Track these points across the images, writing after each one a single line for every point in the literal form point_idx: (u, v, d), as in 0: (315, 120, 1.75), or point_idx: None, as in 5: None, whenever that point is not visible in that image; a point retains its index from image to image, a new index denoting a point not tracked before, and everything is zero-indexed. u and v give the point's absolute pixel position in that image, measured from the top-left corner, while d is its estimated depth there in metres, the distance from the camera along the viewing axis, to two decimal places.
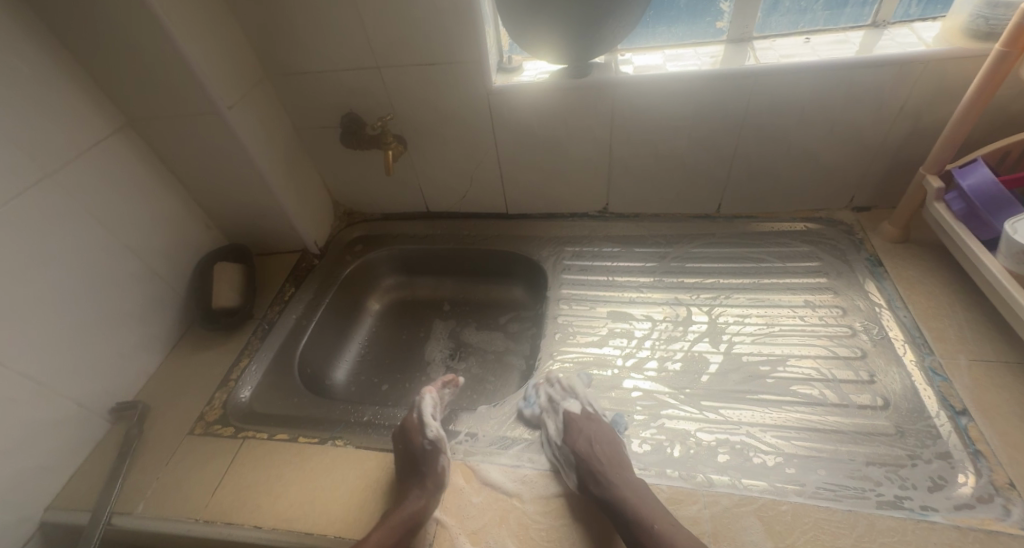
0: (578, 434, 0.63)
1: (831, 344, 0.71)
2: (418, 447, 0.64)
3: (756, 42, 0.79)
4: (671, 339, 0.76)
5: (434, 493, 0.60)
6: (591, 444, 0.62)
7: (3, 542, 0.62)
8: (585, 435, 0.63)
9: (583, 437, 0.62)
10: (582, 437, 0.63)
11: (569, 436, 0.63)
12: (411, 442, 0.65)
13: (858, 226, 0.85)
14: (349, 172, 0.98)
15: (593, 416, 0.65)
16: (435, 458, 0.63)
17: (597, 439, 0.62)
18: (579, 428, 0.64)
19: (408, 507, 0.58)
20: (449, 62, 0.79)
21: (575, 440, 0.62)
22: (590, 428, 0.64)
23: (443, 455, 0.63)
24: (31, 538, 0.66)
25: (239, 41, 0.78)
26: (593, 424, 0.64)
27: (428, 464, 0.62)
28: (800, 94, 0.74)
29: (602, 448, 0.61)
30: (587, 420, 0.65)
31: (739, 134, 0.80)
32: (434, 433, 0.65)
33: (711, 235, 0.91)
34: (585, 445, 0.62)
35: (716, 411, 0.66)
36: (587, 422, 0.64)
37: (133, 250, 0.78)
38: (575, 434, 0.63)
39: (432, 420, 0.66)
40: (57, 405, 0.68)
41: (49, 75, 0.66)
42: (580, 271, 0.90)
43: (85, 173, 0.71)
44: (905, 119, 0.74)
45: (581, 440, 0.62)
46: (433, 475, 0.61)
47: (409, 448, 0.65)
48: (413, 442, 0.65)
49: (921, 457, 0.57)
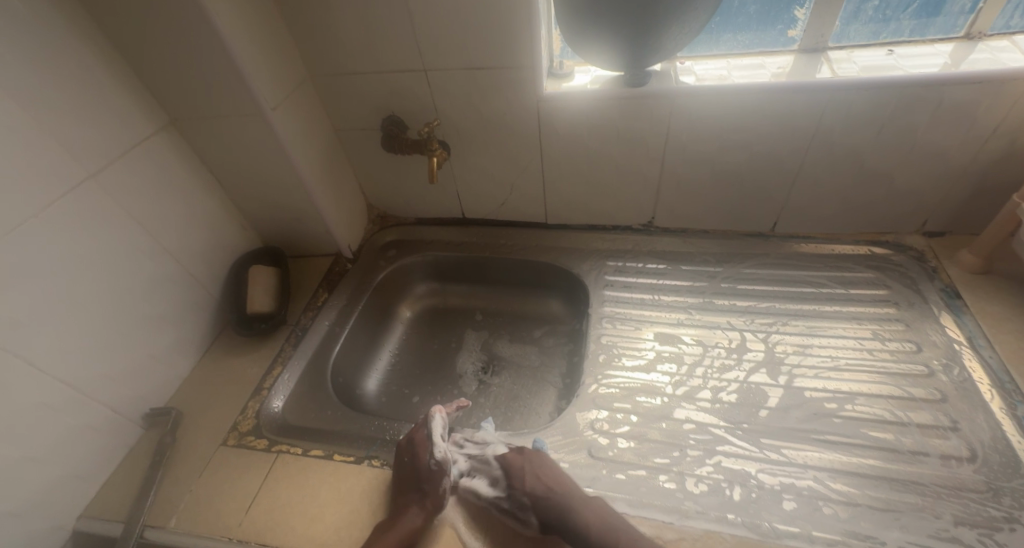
0: (523, 472, 0.61)
1: (904, 383, 0.65)
2: (422, 467, 0.61)
3: (830, 53, 0.73)
4: (725, 368, 0.71)
5: (433, 513, 0.59)
6: (537, 480, 0.59)
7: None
8: (531, 472, 0.60)
9: (530, 474, 0.60)
10: (527, 475, 0.60)
11: (510, 477, 0.61)
12: (417, 460, 0.62)
13: (929, 252, 0.79)
14: (386, 176, 0.95)
15: (527, 451, 0.63)
16: (439, 481, 0.61)
17: (540, 473, 0.60)
18: (516, 469, 0.61)
19: (406, 524, 0.58)
20: (499, 66, 0.75)
21: (522, 477, 0.60)
22: (532, 464, 0.61)
23: (446, 478, 0.62)
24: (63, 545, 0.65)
25: (284, 41, 0.76)
26: (534, 459, 0.62)
27: (432, 485, 0.60)
28: (879, 111, 0.68)
29: (550, 480, 0.59)
30: (530, 456, 0.62)
31: (806, 151, 0.75)
32: (440, 456, 0.62)
33: (765, 254, 0.86)
34: (532, 481, 0.59)
35: (777, 450, 0.61)
36: (520, 461, 0.62)
37: (169, 251, 0.76)
38: (521, 472, 0.61)
39: (440, 439, 0.64)
40: (90, 409, 0.67)
41: (95, 73, 0.65)
42: (623, 288, 0.85)
43: (127, 174, 0.69)
44: (994, 141, 0.68)
45: (530, 478, 0.60)
46: (435, 496, 0.60)
47: (413, 465, 0.62)
48: (418, 458, 0.62)
49: (1018, 521, 0.52)
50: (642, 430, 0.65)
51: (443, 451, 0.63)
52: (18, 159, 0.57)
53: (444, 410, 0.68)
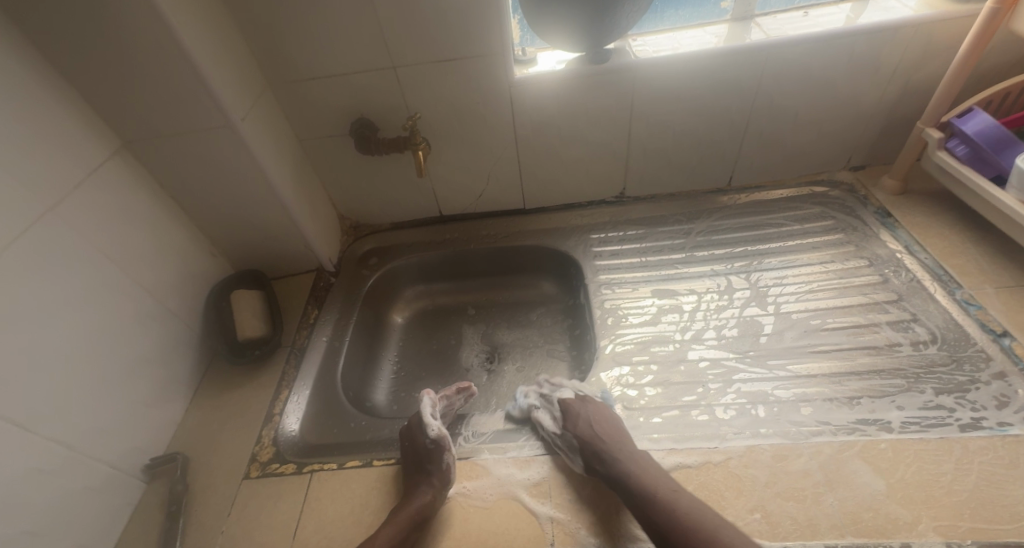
0: (576, 418, 0.64)
1: (867, 291, 0.76)
2: (422, 447, 0.63)
3: (759, 19, 0.84)
4: (721, 308, 0.78)
5: (441, 490, 0.60)
6: (590, 425, 0.62)
7: None
8: (585, 419, 0.63)
9: (583, 420, 0.63)
10: (581, 420, 0.63)
11: (568, 420, 0.64)
12: (416, 442, 0.64)
13: (858, 184, 0.92)
14: (357, 182, 0.94)
15: (588, 399, 0.67)
16: (439, 457, 0.62)
17: (596, 419, 0.63)
18: (574, 411, 0.65)
19: (416, 502, 0.58)
20: (468, 56, 0.77)
21: (574, 420, 0.64)
22: (586, 411, 0.64)
23: (447, 453, 0.62)
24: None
25: (241, 50, 0.73)
26: (591, 405, 0.66)
27: (433, 463, 0.61)
28: (809, 66, 0.79)
29: (602, 427, 0.62)
30: (586, 402, 0.66)
31: (752, 109, 0.84)
32: (435, 433, 0.63)
33: (727, 206, 0.95)
34: (584, 427, 0.62)
35: (784, 368, 0.69)
36: (578, 405, 0.66)
37: (142, 285, 0.70)
38: (575, 415, 0.64)
39: (433, 418, 0.65)
40: (85, 467, 0.60)
41: (34, 98, 0.59)
42: (611, 256, 0.90)
43: (84, 206, 0.63)
44: (897, 81, 0.81)
45: (583, 425, 0.63)
46: (440, 473, 0.61)
47: (413, 448, 0.64)
48: (416, 440, 0.64)
49: (981, 380, 0.63)
50: (665, 375, 0.70)
51: (437, 429, 0.63)
52: None
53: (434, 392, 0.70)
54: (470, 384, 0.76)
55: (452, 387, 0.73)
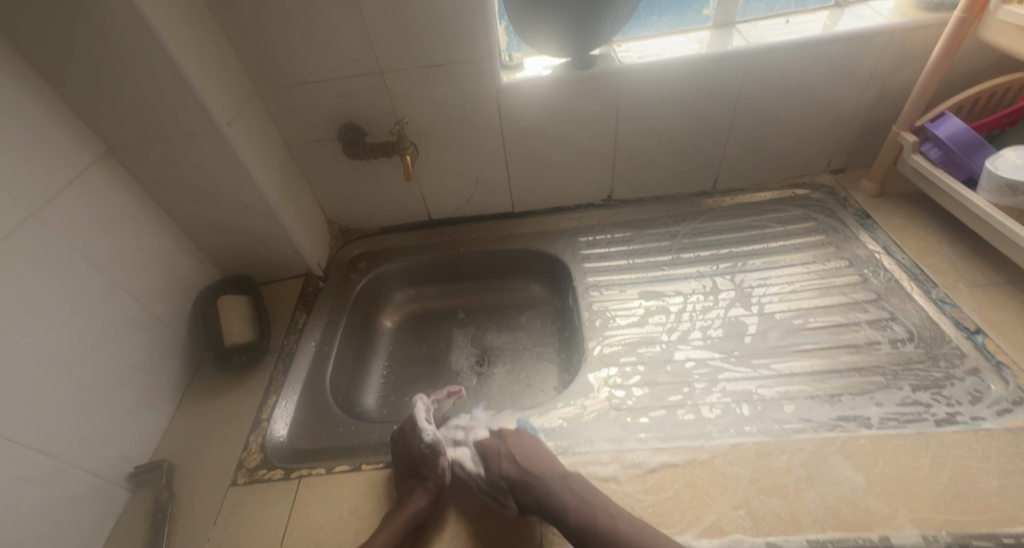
0: (498, 455, 0.62)
1: (848, 291, 0.78)
2: (417, 451, 0.63)
3: (739, 26, 0.86)
4: (707, 309, 0.80)
5: (437, 494, 0.60)
6: (512, 461, 0.61)
7: None
8: (508, 455, 0.62)
9: (506, 457, 0.62)
10: (505, 457, 0.62)
11: (489, 460, 0.63)
12: (410, 447, 0.64)
13: (839, 186, 0.94)
14: (345, 186, 0.94)
15: (507, 434, 0.65)
16: (435, 462, 0.62)
17: (518, 452, 0.62)
18: (495, 449, 0.63)
19: (411, 507, 0.58)
20: (455, 62, 0.78)
21: (495, 458, 0.62)
22: (509, 445, 0.63)
23: (442, 458, 0.63)
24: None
25: (228, 55, 0.73)
26: (518, 436, 0.64)
27: (428, 468, 0.61)
28: (788, 71, 0.81)
29: (526, 461, 0.60)
30: (513, 434, 0.65)
31: (734, 113, 0.86)
32: (430, 438, 0.63)
33: (712, 209, 0.96)
34: (508, 465, 0.61)
35: (768, 367, 0.70)
36: (496, 443, 0.64)
37: (127, 292, 0.70)
38: (496, 452, 0.63)
39: (428, 423, 0.65)
40: (69, 476, 0.59)
41: (16, 104, 0.58)
42: (599, 258, 0.91)
43: (66, 212, 0.63)
44: (873, 86, 0.83)
45: (506, 460, 0.61)
46: (435, 478, 0.61)
47: (407, 453, 0.64)
48: (410, 445, 0.64)
49: (956, 376, 0.65)
50: (652, 376, 0.71)
51: (433, 434, 0.64)
52: None
53: (427, 397, 0.71)
54: (461, 387, 0.76)
55: (444, 390, 0.73)
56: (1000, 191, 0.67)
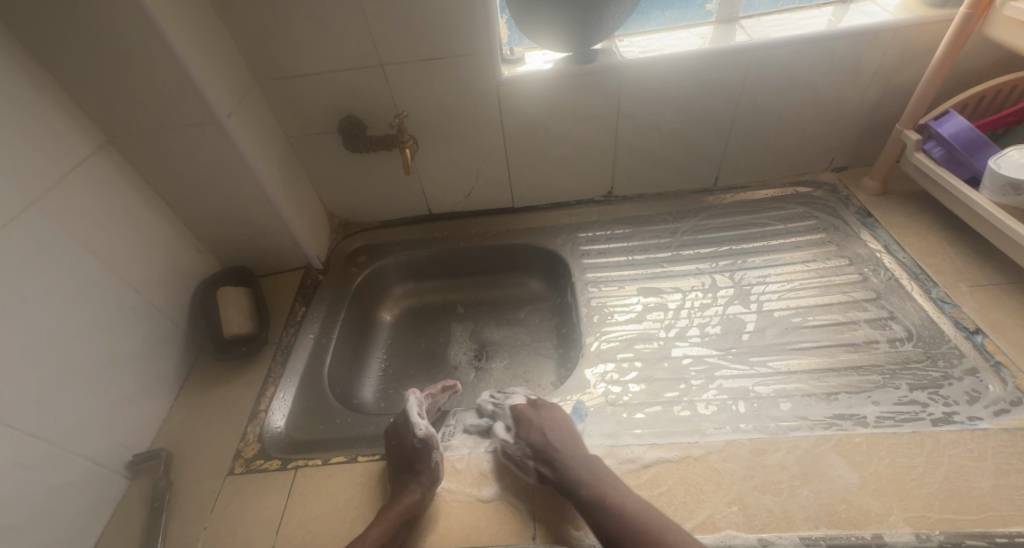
0: (530, 425, 0.64)
1: (847, 290, 0.77)
2: (410, 446, 0.63)
3: (743, 21, 0.85)
4: (705, 306, 0.80)
5: (430, 488, 0.60)
6: (542, 432, 0.63)
7: None
8: (539, 427, 0.64)
9: (536, 428, 0.64)
10: (535, 428, 0.64)
11: (521, 428, 0.65)
12: (403, 441, 0.64)
13: (841, 184, 0.94)
14: (345, 179, 0.94)
15: (540, 404, 0.67)
16: (428, 456, 0.62)
17: (551, 423, 0.64)
18: (528, 419, 0.66)
19: (404, 501, 0.58)
20: (455, 55, 0.78)
21: (528, 426, 0.64)
22: (542, 416, 0.65)
23: (435, 453, 0.63)
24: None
25: (228, 47, 0.73)
26: (546, 408, 0.67)
27: (422, 462, 0.61)
28: (791, 68, 0.80)
29: (557, 434, 0.63)
30: (542, 404, 0.67)
31: (736, 109, 0.86)
32: (423, 433, 0.63)
33: (713, 206, 0.96)
34: (536, 434, 0.63)
35: (765, 364, 0.70)
36: (532, 412, 0.66)
37: (126, 282, 0.70)
38: (530, 423, 0.65)
39: (420, 417, 0.65)
40: (67, 464, 0.60)
41: (16, 93, 0.58)
42: (599, 254, 0.91)
43: (66, 202, 0.63)
44: (877, 84, 0.83)
45: (535, 430, 0.63)
46: (428, 471, 0.61)
47: (400, 448, 0.64)
48: (403, 440, 0.64)
49: (954, 376, 0.64)
50: (649, 372, 0.71)
51: (425, 428, 0.64)
52: None
53: (421, 392, 0.71)
54: None
55: (439, 385, 0.73)
56: (1003, 190, 0.67)
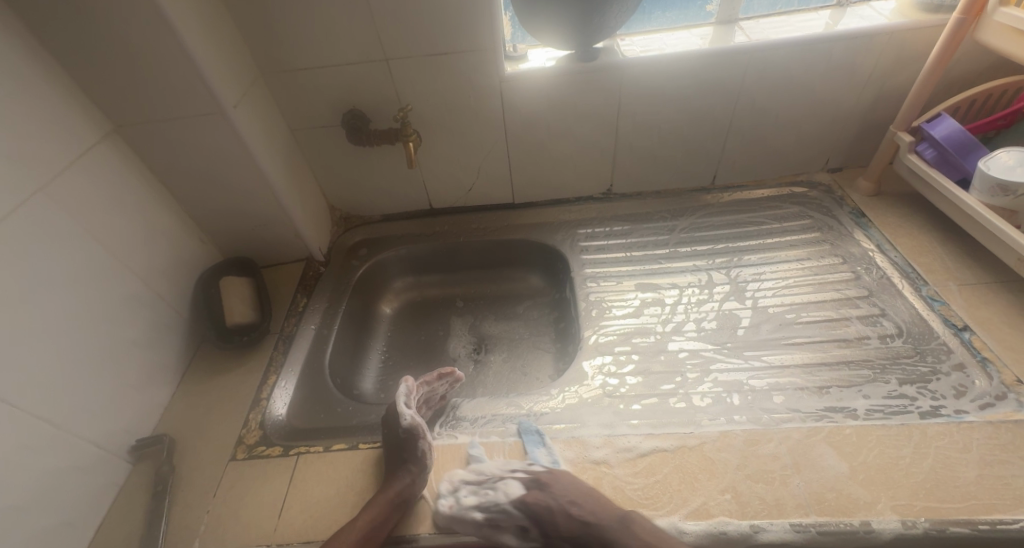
0: (552, 514, 0.55)
1: (840, 287, 0.79)
2: (398, 435, 0.63)
3: (742, 23, 0.87)
4: (702, 302, 0.81)
5: (420, 474, 0.61)
6: (569, 514, 0.55)
7: None
8: (559, 508, 0.55)
9: (558, 508, 0.55)
10: (552, 510, 0.55)
11: (540, 521, 0.56)
12: (392, 430, 0.64)
13: (836, 185, 0.95)
14: (348, 172, 0.95)
15: (546, 483, 0.57)
16: (415, 445, 0.62)
17: (572, 501, 0.56)
18: (541, 506, 0.56)
19: (395, 486, 0.59)
20: (459, 51, 0.79)
21: (553, 520, 0.55)
22: (556, 498, 0.56)
23: (422, 440, 0.62)
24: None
25: (235, 39, 0.74)
26: (563, 482, 0.58)
27: (409, 450, 0.62)
28: (789, 69, 0.82)
29: (583, 509, 0.55)
30: (556, 481, 0.58)
31: (734, 110, 0.87)
32: (408, 421, 0.63)
33: (710, 205, 0.98)
34: (567, 520, 0.54)
35: (759, 358, 0.72)
36: (545, 497, 0.56)
37: (131, 269, 0.71)
38: (551, 510, 0.55)
39: (406, 407, 0.64)
40: (73, 447, 0.61)
41: (26, 82, 0.59)
42: (597, 250, 0.93)
43: (73, 189, 0.64)
44: (872, 87, 0.84)
45: (562, 517, 0.55)
46: (416, 459, 0.61)
47: (390, 436, 0.64)
48: (392, 429, 0.65)
49: (942, 371, 0.66)
50: (645, 365, 0.73)
51: (411, 417, 0.63)
52: None
53: (413, 380, 0.70)
54: (456, 370, 0.75)
55: (434, 373, 0.72)
56: (992, 192, 0.69)
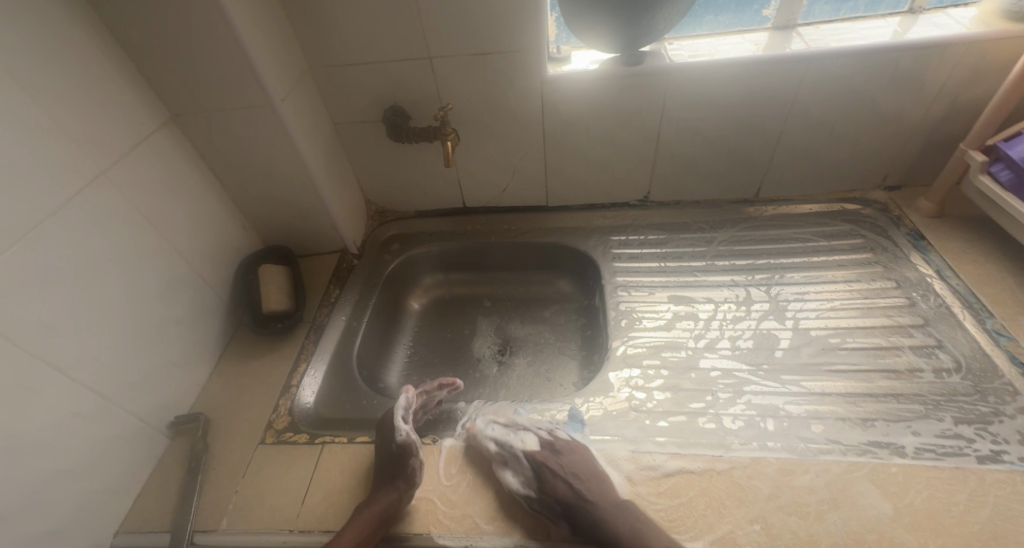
0: (556, 477, 0.58)
1: (892, 313, 0.74)
2: (391, 450, 0.63)
3: (801, 29, 0.83)
4: (738, 319, 0.78)
5: (407, 493, 0.59)
6: (569, 483, 0.58)
7: None
8: (567, 473, 0.59)
9: (562, 479, 0.58)
10: (561, 478, 0.58)
11: (544, 481, 0.59)
12: (386, 445, 0.63)
13: (893, 204, 0.90)
14: (386, 168, 0.96)
15: (561, 449, 0.61)
16: (406, 462, 0.61)
17: (576, 472, 0.59)
18: (552, 468, 0.59)
19: (381, 502, 0.58)
20: (504, 51, 0.78)
21: (554, 484, 0.58)
22: (567, 463, 0.59)
23: (414, 458, 0.61)
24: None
25: (287, 34, 0.76)
26: (573, 454, 0.60)
27: (401, 466, 0.61)
28: (848, 80, 0.77)
29: (582, 483, 0.58)
30: (567, 452, 0.60)
31: (786, 120, 0.83)
32: (403, 437, 0.62)
33: (753, 218, 0.94)
34: (566, 488, 0.57)
35: (798, 384, 0.68)
36: (554, 460, 0.60)
37: (179, 252, 0.74)
38: (554, 474, 0.59)
39: (402, 421, 0.64)
40: (118, 419, 0.64)
41: (95, 70, 0.62)
42: (630, 259, 0.90)
43: (132, 174, 0.67)
44: (942, 101, 0.79)
45: (563, 484, 0.58)
46: (406, 476, 0.60)
47: (382, 449, 0.63)
48: (385, 442, 0.63)
49: (1005, 413, 0.61)
50: (674, 381, 0.70)
51: (406, 434, 0.62)
52: (32, 157, 0.55)
53: (415, 392, 0.68)
54: (457, 380, 0.73)
55: (436, 382, 0.71)
56: None
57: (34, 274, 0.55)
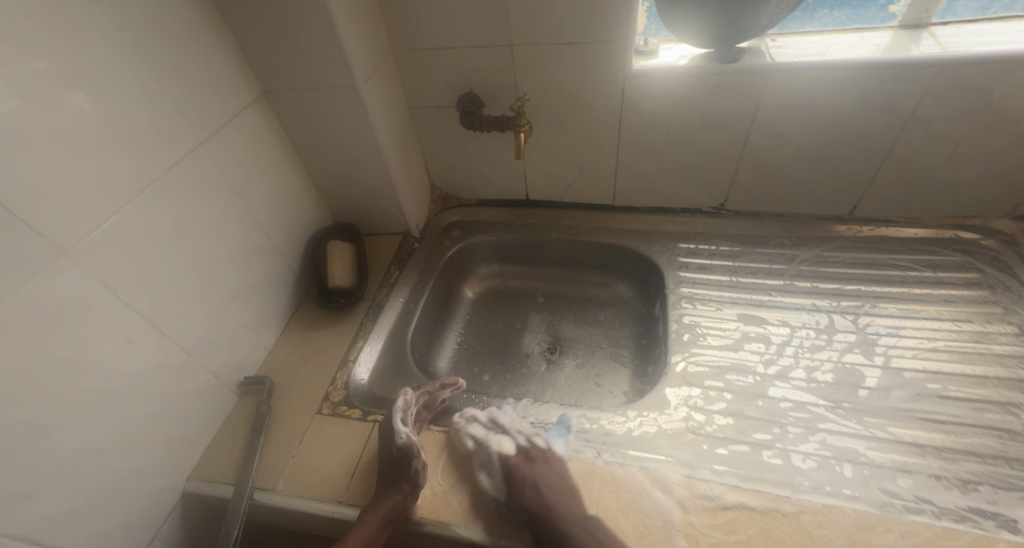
0: (524, 484, 0.59)
1: (1009, 364, 0.64)
2: (393, 451, 0.60)
3: (934, 28, 0.73)
4: (818, 348, 0.70)
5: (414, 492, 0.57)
6: (538, 491, 0.57)
7: (148, 505, 0.62)
8: (534, 481, 0.58)
9: (530, 484, 0.58)
10: (529, 484, 0.58)
11: (513, 486, 0.59)
12: (388, 448, 0.61)
13: (1021, 237, 0.78)
14: (455, 154, 0.95)
15: (535, 456, 0.61)
16: (406, 464, 0.58)
17: (550, 484, 0.58)
18: (522, 476, 0.59)
19: (386, 505, 0.56)
20: (592, 41, 0.74)
21: (525, 489, 0.58)
22: (535, 472, 0.59)
23: (416, 458, 0.58)
24: (172, 509, 0.65)
25: (375, 16, 0.76)
26: (548, 464, 0.59)
27: (404, 468, 0.58)
28: (987, 91, 0.67)
29: (553, 494, 0.57)
30: (542, 460, 0.60)
31: (901, 132, 0.74)
32: (403, 440, 0.60)
33: (843, 238, 0.85)
34: (533, 494, 0.57)
35: (883, 429, 0.60)
36: (526, 468, 0.60)
37: (259, 222, 0.77)
38: (524, 480, 0.59)
39: (400, 423, 0.61)
40: (196, 374, 0.68)
41: (201, 44, 0.66)
42: (698, 270, 0.84)
43: (226, 145, 0.70)
44: None
45: (532, 491, 0.58)
46: (410, 478, 0.58)
47: (384, 452, 0.61)
48: (387, 446, 0.61)
49: None
50: (738, 407, 0.64)
51: (407, 436, 0.60)
52: (144, 122, 0.59)
53: (411, 393, 0.66)
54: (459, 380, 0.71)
55: (438, 381, 0.70)
56: None
57: (139, 232, 0.59)
